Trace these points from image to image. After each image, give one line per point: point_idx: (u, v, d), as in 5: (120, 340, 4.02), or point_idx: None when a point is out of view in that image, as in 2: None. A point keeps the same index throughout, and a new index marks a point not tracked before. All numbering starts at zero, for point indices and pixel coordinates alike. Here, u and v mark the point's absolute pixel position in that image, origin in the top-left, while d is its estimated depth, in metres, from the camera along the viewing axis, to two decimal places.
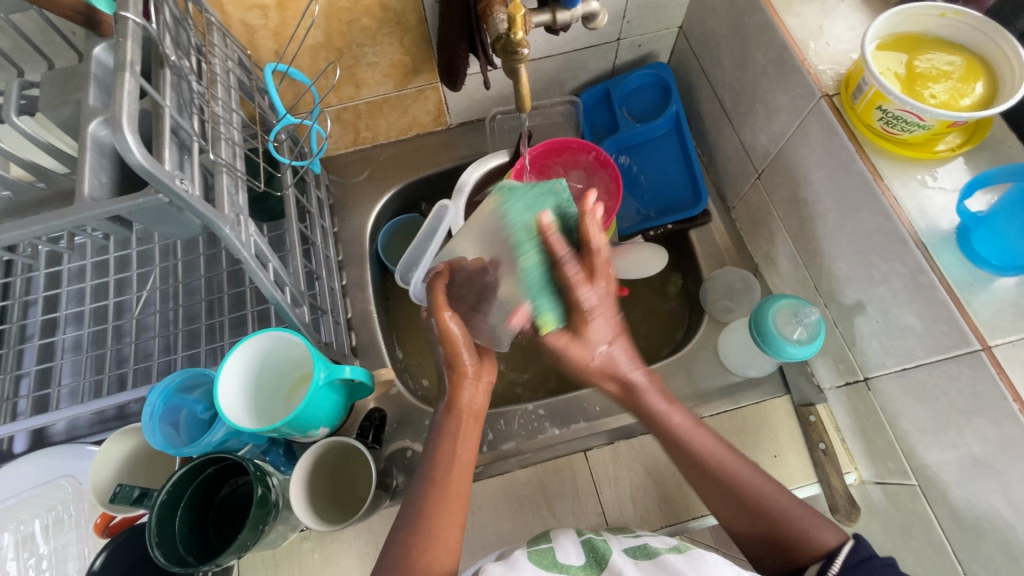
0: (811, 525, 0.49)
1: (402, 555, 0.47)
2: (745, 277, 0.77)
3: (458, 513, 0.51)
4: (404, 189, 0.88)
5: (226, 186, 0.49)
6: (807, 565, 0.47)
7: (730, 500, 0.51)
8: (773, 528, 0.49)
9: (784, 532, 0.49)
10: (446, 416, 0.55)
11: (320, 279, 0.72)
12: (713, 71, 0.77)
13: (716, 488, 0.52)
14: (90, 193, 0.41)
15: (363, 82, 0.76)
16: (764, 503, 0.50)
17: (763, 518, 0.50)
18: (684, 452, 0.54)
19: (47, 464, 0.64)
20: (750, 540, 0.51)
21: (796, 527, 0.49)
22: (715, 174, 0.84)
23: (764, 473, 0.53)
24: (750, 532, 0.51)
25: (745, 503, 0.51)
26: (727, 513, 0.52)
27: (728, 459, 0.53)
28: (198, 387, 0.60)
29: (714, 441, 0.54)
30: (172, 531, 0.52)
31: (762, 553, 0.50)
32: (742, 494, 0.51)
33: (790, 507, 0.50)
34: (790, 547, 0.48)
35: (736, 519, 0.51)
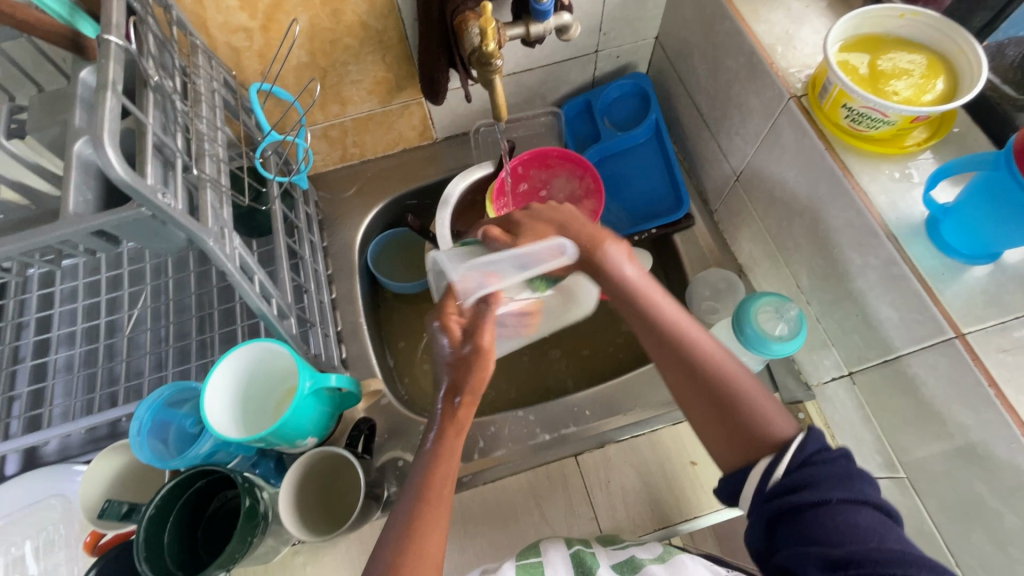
0: (768, 412, 0.49)
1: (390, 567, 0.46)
2: (728, 278, 0.78)
3: (441, 538, 0.49)
4: (391, 202, 0.89)
5: (210, 200, 0.50)
6: (762, 455, 0.47)
7: (685, 371, 0.52)
8: (730, 412, 0.49)
9: (741, 421, 0.49)
10: (439, 440, 0.52)
11: (308, 292, 0.73)
12: (689, 79, 0.79)
13: (693, 382, 0.51)
14: (74, 210, 0.43)
15: (348, 99, 0.78)
16: (720, 372, 0.51)
17: (716, 401, 0.50)
18: (638, 312, 0.55)
19: (37, 484, 0.64)
20: (709, 428, 0.51)
21: (753, 415, 0.49)
22: (696, 178, 0.85)
23: (733, 355, 0.52)
24: (704, 409, 0.51)
25: (702, 380, 0.51)
26: (696, 410, 0.51)
27: (688, 328, 0.53)
28: (187, 402, 0.60)
29: (713, 342, 0.52)
30: (161, 545, 0.52)
31: (717, 435, 0.50)
32: (721, 399, 0.50)
33: (750, 394, 0.50)
34: (748, 436, 0.48)
35: (693, 403, 0.52)
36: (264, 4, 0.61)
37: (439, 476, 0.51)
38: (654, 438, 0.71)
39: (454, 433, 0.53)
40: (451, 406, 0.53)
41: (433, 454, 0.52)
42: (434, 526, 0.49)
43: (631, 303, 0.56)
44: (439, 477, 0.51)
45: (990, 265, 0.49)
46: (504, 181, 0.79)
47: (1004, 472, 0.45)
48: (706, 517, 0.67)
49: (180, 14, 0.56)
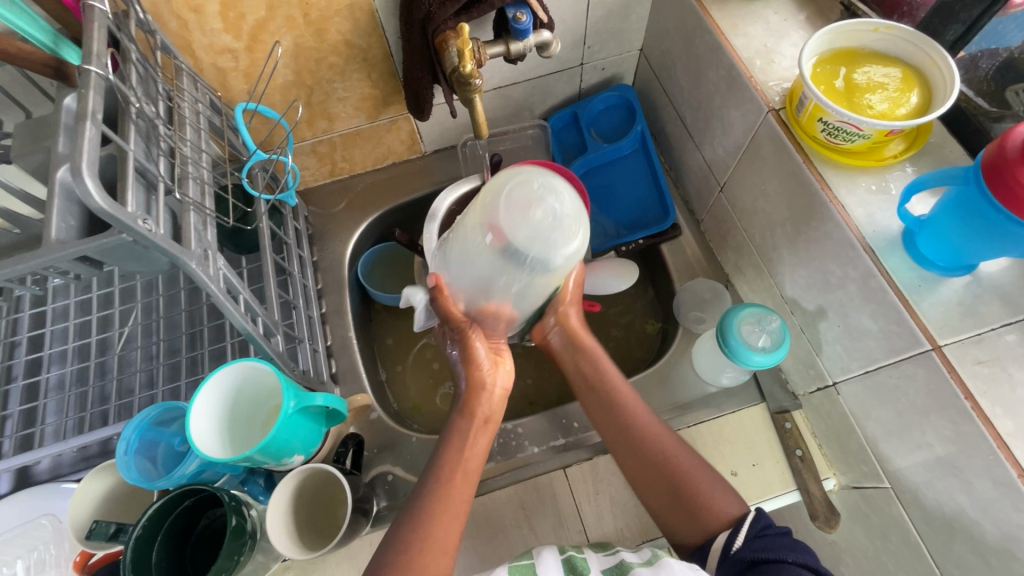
0: (713, 494, 0.55)
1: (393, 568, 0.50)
2: (715, 288, 0.78)
3: (456, 519, 0.54)
4: (381, 216, 0.90)
5: (193, 222, 0.51)
6: (713, 530, 0.53)
7: (622, 431, 0.61)
8: (681, 489, 0.56)
9: (692, 498, 0.55)
10: (456, 422, 0.60)
11: (297, 309, 0.74)
12: (673, 90, 0.79)
13: (648, 457, 0.58)
14: (57, 236, 0.44)
15: (335, 116, 0.78)
16: (657, 445, 0.58)
17: (666, 476, 0.57)
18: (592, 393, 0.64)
19: (28, 504, 0.65)
20: (664, 502, 0.57)
21: (702, 495, 0.55)
22: (682, 188, 0.86)
23: (679, 439, 0.60)
24: (651, 478, 0.57)
25: (649, 460, 0.58)
26: (647, 484, 0.58)
27: (641, 416, 0.61)
28: (175, 420, 0.61)
29: (652, 419, 0.61)
30: (149, 565, 0.52)
31: (669, 511, 0.56)
32: (674, 467, 0.57)
33: (701, 476, 0.56)
34: (697, 509, 0.54)
35: (646, 478, 0.58)
36: (248, 26, 0.62)
37: (453, 462, 0.57)
38: None
39: (468, 418, 0.60)
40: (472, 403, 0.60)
41: (450, 436, 0.59)
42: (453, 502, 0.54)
43: (596, 389, 0.64)
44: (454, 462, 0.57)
45: (967, 277, 0.50)
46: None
47: (982, 483, 0.45)
48: None
49: (163, 38, 0.57)
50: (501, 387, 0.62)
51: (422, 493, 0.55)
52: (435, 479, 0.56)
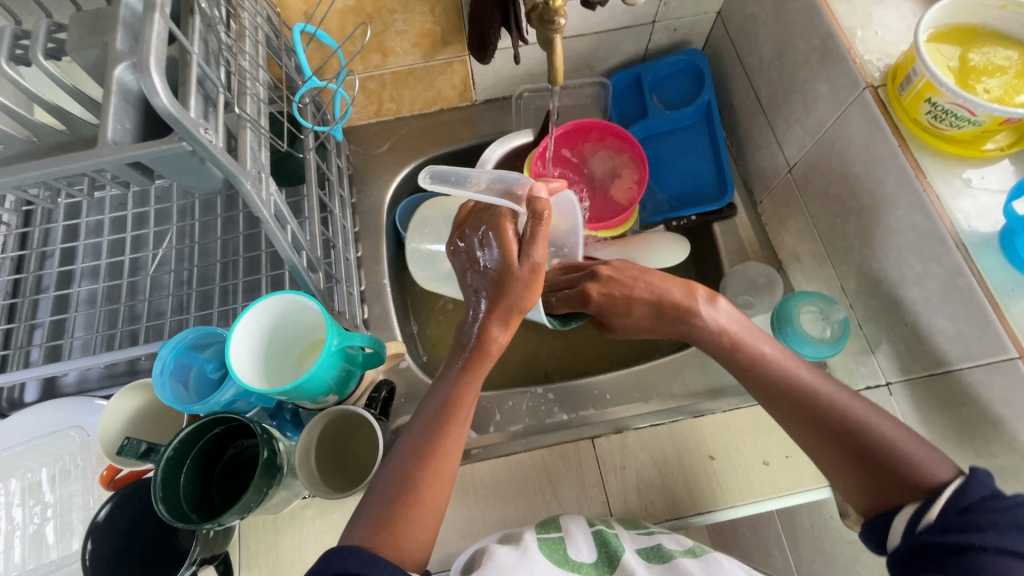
0: (915, 456, 0.47)
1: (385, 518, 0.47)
2: (768, 273, 0.75)
3: (455, 460, 0.51)
4: (423, 163, 0.87)
5: (250, 141, 0.48)
6: (906, 501, 0.46)
7: (778, 396, 0.54)
8: (869, 456, 0.49)
9: (885, 462, 0.48)
10: (464, 374, 0.54)
11: (336, 249, 0.72)
12: (749, 59, 0.74)
13: (816, 422, 0.51)
14: (113, 138, 0.41)
15: (390, 50, 0.74)
16: (837, 409, 0.51)
17: (850, 439, 0.50)
18: (746, 365, 0.56)
19: (56, 416, 0.65)
20: (842, 469, 0.50)
21: (898, 455, 0.48)
22: (743, 166, 0.82)
23: (864, 400, 0.52)
24: (830, 445, 0.51)
25: (825, 424, 0.51)
26: (823, 453, 0.51)
27: (815, 380, 0.53)
28: (209, 346, 0.59)
29: (815, 375, 0.54)
30: (177, 487, 0.52)
31: (852, 477, 0.50)
32: (849, 433, 0.50)
33: (895, 438, 0.49)
34: (889, 476, 0.47)
35: (820, 444, 0.51)
36: None
37: (458, 413, 0.53)
38: (673, 429, 0.69)
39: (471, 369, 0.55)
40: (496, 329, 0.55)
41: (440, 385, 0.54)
42: (441, 467, 0.50)
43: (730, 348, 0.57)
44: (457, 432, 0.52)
45: None
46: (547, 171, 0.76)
47: None
48: (720, 513, 0.66)
49: None
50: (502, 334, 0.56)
51: (419, 441, 0.51)
52: (429, 429, 0.52)
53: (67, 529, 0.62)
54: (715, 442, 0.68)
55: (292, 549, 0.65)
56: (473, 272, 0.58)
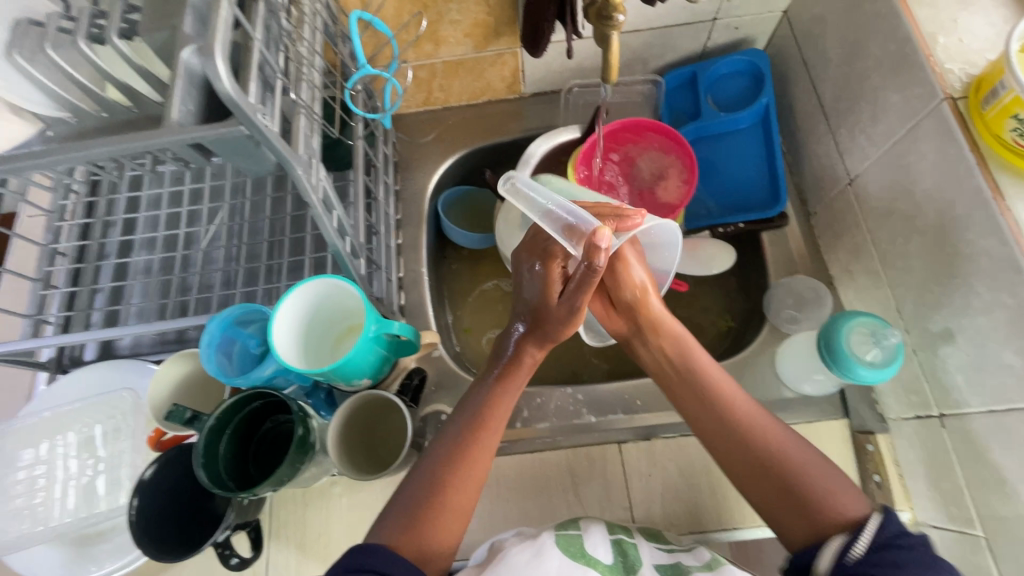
0: (836, 494, 0.51)
1: (411, 515, 0.51)
2: (817, 288, 0.72)
3: (478, 477, 0.54)
4: (468, 154, 0.87)
5: (303, 127, 0.49)
6: (829, 535, 0.49)
7: (717, 424, 0.57)
8: (795, 492, 0.51)
9: (810, 500, 0.51)
10: (496, 388, 0.59)
11: (378, 235, 0.73)
12: (815, 62, 0.71)
13: (749, 455, 0.54)
14: (177, 119, 0.43)
15: (443, 40, 0.74)
16: (766, 439, 0.55)
17: (774, 470, 0.53)
18: (692, 392, 0.59)
19: (113, 374, 0.71)
20: (776, 506, 0.52)
21: (820, 488, 0.51)
22: (798, 174, 0.78)
23: (792, 434, 0.56)
24: (761, 472, 0.54)
25: (760, 458, 0.54)
26: (756, 487, 0.54)
27: (748, 410, 0.57)
28: (252, 323, 0.61)
29: (752, 406, 0.57)
30: (216, 455, 0.55)
31: (782, 513, 0.52)
32: (778, 467, 0.53)
33: (815, 472, 0.52)
34: (815, 513, 0.50)
35: (755, 477, 0.54)
36: None
37: (490, 424, 0.56)
38: (703, 441, 0.68)
39: (509, 383, 0.59)
40: (530, 350, 0.60)
41: (472, 399, 0.58)
42: (468, 475, 0.53)
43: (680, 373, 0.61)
44: (487, 443, 0.56)
45: None
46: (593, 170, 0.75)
47: None
48: (746, 531, 0.64)
49: None
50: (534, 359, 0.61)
51: (452, 448, 0.55)
52: (462, 440, 0.55)
53: (115, 484, 0.66)
54: None
55: (320, 523, 0.67)
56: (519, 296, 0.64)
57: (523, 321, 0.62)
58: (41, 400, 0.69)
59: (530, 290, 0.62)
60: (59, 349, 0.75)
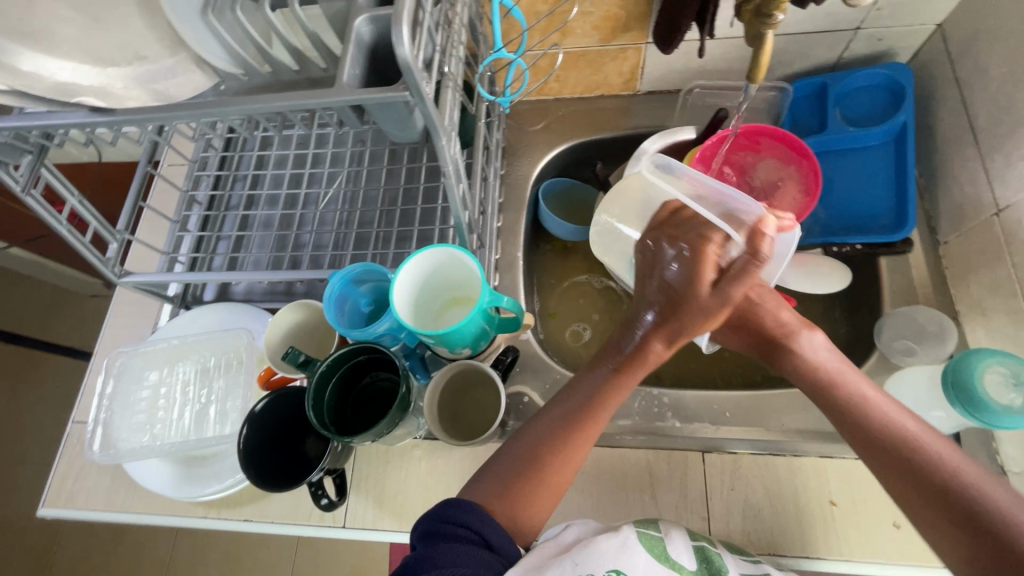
0: (1022, 519, 0.43)
1: (508, 476, 0.53)
2: (940, 321, 0.67)
3: (576, 462, 0.55)
4: (574, 146, 0.88)
5: (449, 100, 0.52)
6: (1015, 573, 0.41)
7: (865, 435, 0.51)
8: (968, 516, 0.44)
9: (982, 520, 0.44)
10: (613, 377, 0.58)
11: (484, 214, 0.75)
12: (970, 81, 0.66)
13: (905, 466, 0.48)
14: (347, 81, 0.46)
15: (570, 31, 0.75)
16: (938, 464, 0.47)
17: (952, 503, 0.45)
18: (831, 398, 0.54)
19: (227, 316, 0.77)
20: (938, 531, 0.45)
21: (1008, 524, 0.43)
22: (929, 200, 0.73)
23: (957, 448, 0.48)
24: (934, 504, 0.46)
25: (916, 467, 0.48)
26: (921, 507, 0.47)
27: (909, 424, 0.50)
28: (365, 283, 0.64)
29: (909, 417, 0.50)
30: (323, 400, 0.59)
31: (945, 538, 0.45)
32: (947, 488, 0.46)
33: (986, 491, 0.45)
34: (992, 545, 0.43)
35: (915, 497, 0.47)
36: None
37: (598, 408, 0.57)
38: (793, 464, 0.65)
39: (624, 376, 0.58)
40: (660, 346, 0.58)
41: (588, 378, 0.59)
42: (570, 452, 0.55)
43: (837, 404, 0.53)
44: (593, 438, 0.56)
45: None
46: (709, 172, 0.73)
47: None
48: (831, 564, 0.61)
49: None
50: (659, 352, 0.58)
51: (555, 424, 0.56)
52: (568, 421, 0.56)
53: (223, 414, 0.71)
54: (839, 489, 0.63)
55: (398, 482, 0.70)
56: (648, 279, 0.61)
57: (654, 311, 0.59)
58: (168, 329, 0.77)
59: (673, 274, 0.58)
60: (185, 287, 0.82)
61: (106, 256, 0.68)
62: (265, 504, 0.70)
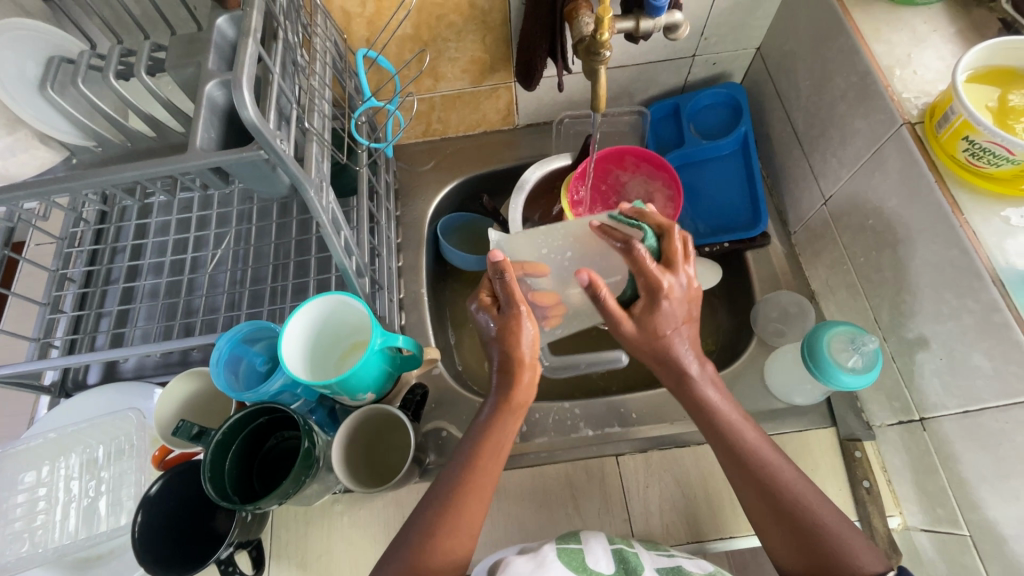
0: (849, 541, 0.50)
1: (425, 532, 0.52)
2: (800, 302, 0.75)
3: (481, 504, 0.55)
4: (465, 181, 0.91)
5: (315, 153, 0.53)
6: None
7: (726, 451, 0.57)
8: (808, 535, 0.51)
9: (818, 541, 0.50)
10: (495, 414, 0.58)
11: (380, 256, 0.76)
12: (787, 94, 0.76)
13: (765, 490, 0.54)
14: (200, 145, 0.46)
15: (442, 76, 0.79)
16: (792, 495, 0.53)
17: (795, 521, 0.52)
18: (701, 416, 0.59)
19: (117, 397, 0.72)
20: (786, 549, 0.52)
21: (842, 547, 0.49)
22: (777, 197, 0.83)
23: (793, 465, 0.56)
24: (783, 532, 0.52)
25: (773, 489, 0.53)
26: (772, 528, 0.53)
27: (756, 441, 0.57)
28: (260, 341, 0.62)
29: (757, 435, 0.57)
30: (222, 470, 0.56)
31: (790, 551, 0.51)
32: (793, 507, 0.52)
33: (821, 512, 0.52)
34: (827, 559, 0.49)
35: (769, 521, 0.53)
36: None
37: (490, 447, 0.57)
38: (697, 452, 0.70)
39: (503, 414, 0.58)
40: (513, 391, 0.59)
41: (482, 425, 0.58)
42: (472, 495, 0.55)
43: (705, 418, 0.59)
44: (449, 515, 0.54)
45: None
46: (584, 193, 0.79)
47: None
48: (742, 540, 0.65)
49: None
50: (519, 403, 0.59)
51: (453, 475, 0.56)
52: (461, 465, 0.56)
53: (117, 504, 0.66)
54: None
55: (320, 543, 0.67)
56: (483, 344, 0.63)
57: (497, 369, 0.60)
58: (48, 421, 0.70)
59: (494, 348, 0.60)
60: (63, 372, 0.76)
61: None
62: None
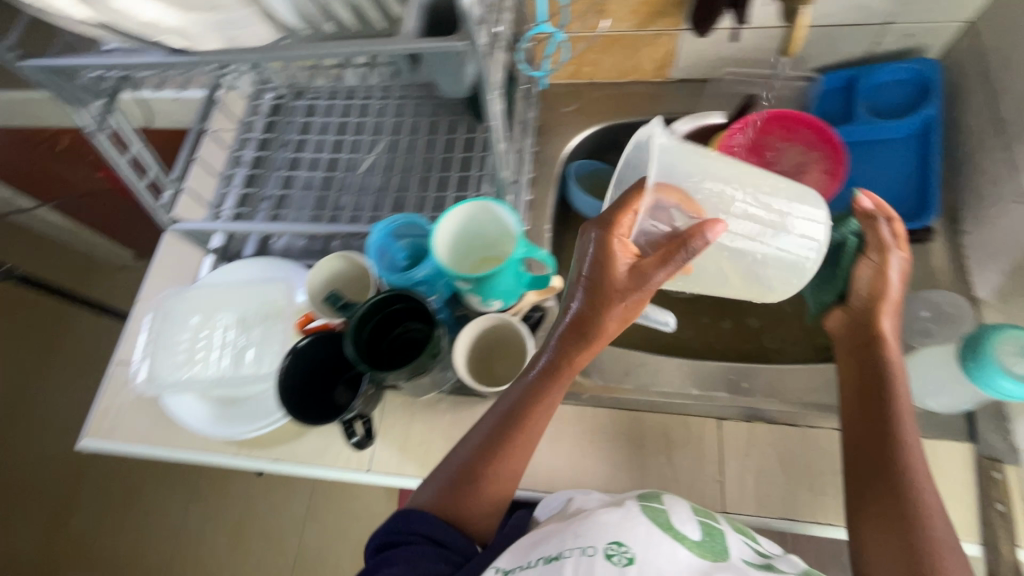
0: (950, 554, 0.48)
1: (475, 459, 0.57)
2: (958, 306, 0.69)
3: (523, 458, 0.58)
4: (605, 128, 0.91)
5: (498, 59, 0.55)
6: None
7: (873, 419, 0.56)
8: (911, 525, 0.50)
9: (918, 536, 0.49)
10: (563, 348, 0.59)
11: (518, 183, 0.78)
12: (996, 75, 0.68)
13: (885, 469, 0.53)
14: (408, 31, 0.49)
15: (608, 14, 0.78)
16: (916, 487, 0.52)
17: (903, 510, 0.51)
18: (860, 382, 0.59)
19: (274, 268, 0.81)
20: (872, 529, 0.52)
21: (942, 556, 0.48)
22: (952, 191, 0.75)
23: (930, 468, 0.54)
24: (883, 521, 0.51)
25: (895, 473, 0.53)
26: (872, 503, 0.53)
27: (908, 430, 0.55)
28: (404, 237, 0.68)
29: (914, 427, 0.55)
30: (359, 337, 0.62)
31: (879, 535, 0.51)
32: (905, 495, 0.51)
33: (935, 515, 0.50)
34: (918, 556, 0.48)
35: (874, 497, 0.53)
36: None
37: (544, 401, 0.58)
38: (807, 433, 0.67)
39: (568, 367, 0.59)
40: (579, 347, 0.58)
41: (546, 369, 0.59)
42: (511, 451, 0.57)
43: (861, 386, 0.59)
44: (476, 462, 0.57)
45: None
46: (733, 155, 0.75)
47: None
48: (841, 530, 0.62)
49: None
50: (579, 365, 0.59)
51: (508, 414, 0.58)
52: (516, 406, 0.58)
53: (260, 357, 0.75)
54: None
55: (422, 432, 0.73)
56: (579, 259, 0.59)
57: (582, 298, 0.58)
58: (211, 278, 0.81)
59: (590, 265, 0.58)
60: (227, 240, 0.86)
61: (160, 200, 0.74)
62: (294, 445, 0.74)
